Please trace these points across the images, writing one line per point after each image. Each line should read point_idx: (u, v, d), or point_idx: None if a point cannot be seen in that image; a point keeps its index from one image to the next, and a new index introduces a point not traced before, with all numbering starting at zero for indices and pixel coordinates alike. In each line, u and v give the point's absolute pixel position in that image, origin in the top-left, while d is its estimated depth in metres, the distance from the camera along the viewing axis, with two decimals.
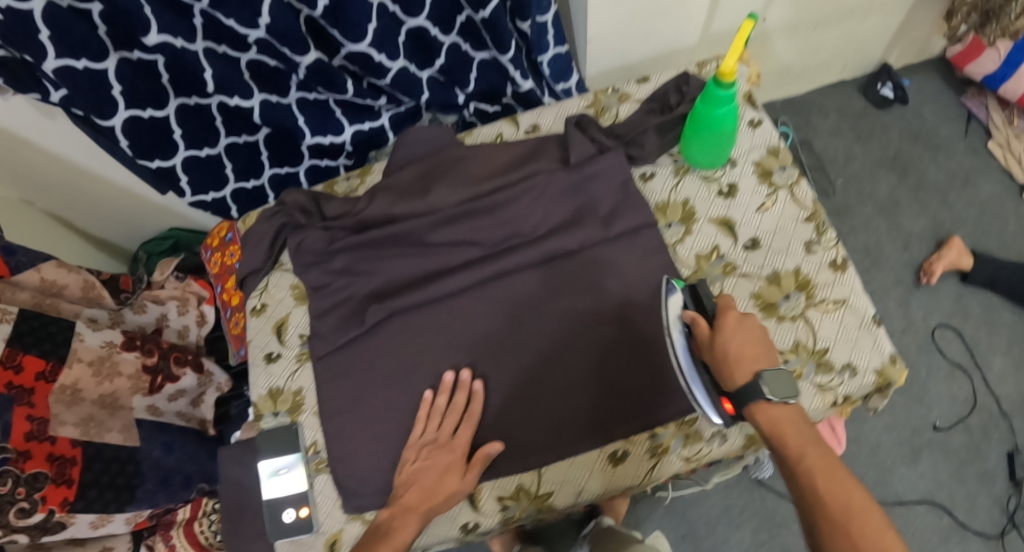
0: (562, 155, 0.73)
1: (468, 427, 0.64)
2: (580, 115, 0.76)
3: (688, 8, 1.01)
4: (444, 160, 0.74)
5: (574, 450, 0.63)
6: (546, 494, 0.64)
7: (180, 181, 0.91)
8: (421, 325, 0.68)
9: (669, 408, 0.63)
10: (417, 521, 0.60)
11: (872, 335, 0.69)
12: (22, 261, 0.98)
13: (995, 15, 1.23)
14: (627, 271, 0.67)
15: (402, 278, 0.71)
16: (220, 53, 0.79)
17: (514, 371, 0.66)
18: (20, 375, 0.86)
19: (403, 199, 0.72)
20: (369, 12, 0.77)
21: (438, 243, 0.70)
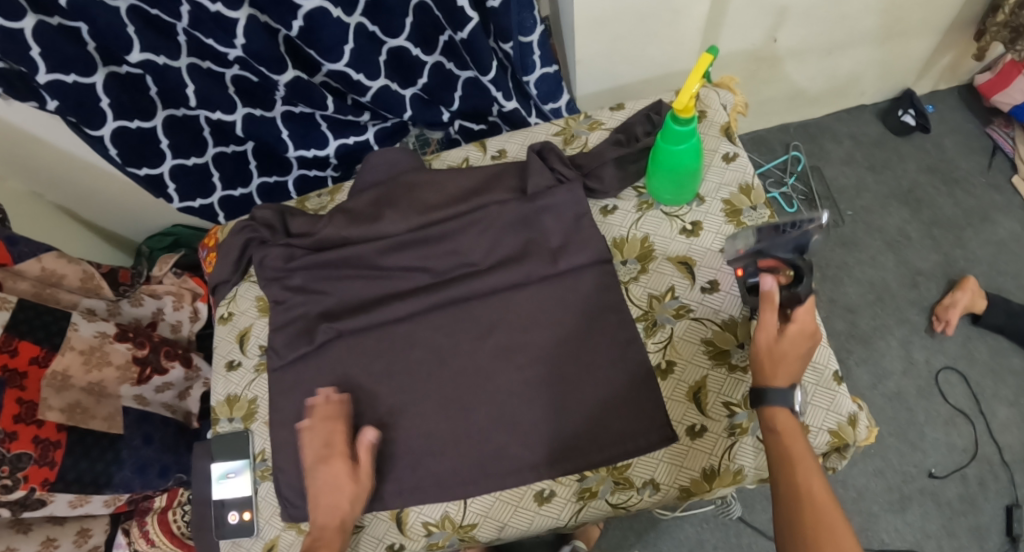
0: (519, 184, 0.73)
1: (338, 429, 0.64)
2: (543, 143, 0.75)
3: (682, 32, 0.99)
4: (400, 186, 0.76)
5: (497, 484, 0.64)
6: (469, 525, 0.64)
7: (168, 188, 0.94)
8: (365, 347, 0.70)
9: (596, 452, 0.63)
10: (337, 540, 0.59)
11: (830, 394, 0.71)
12: (24, 251, 1.03)
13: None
14: (567, 305, 0.69)
15: (354, 301, 0.73)
16: (205, 69, 0.82)
17: (447, 400, 0.67)
18: (14, 358, 0.92)
19: (362, 222, 0.74)
20: (345, 34, 0.78)
21: (389, 267, 0.72)
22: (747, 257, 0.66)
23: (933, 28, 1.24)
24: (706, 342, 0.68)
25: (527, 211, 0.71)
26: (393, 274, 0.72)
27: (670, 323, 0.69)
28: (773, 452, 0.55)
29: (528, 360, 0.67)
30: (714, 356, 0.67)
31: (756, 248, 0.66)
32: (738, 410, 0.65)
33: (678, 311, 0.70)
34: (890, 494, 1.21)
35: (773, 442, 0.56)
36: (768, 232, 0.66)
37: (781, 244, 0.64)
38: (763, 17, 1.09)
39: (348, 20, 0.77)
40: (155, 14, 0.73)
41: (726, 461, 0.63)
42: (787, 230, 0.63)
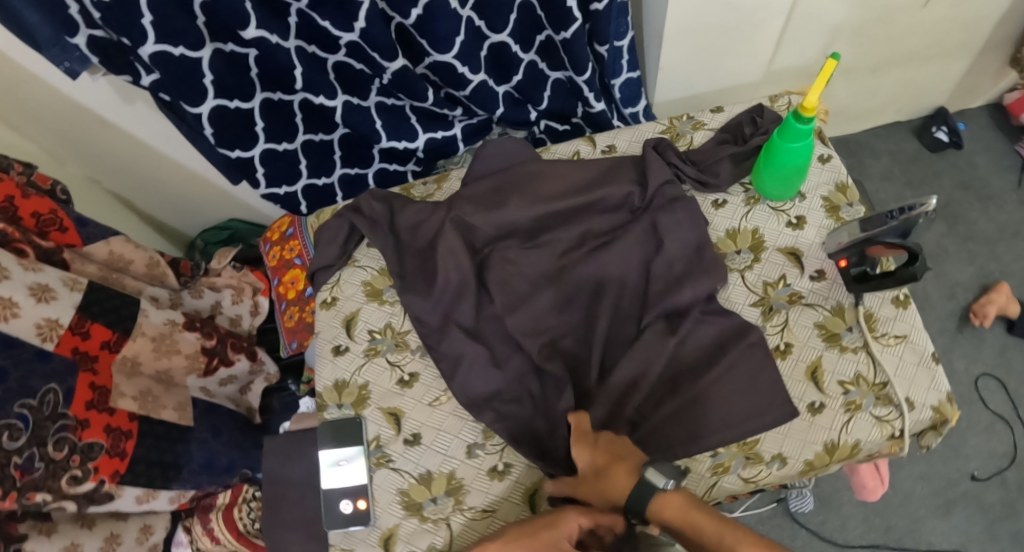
0: (637, 177, 0.77)
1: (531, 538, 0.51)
2: (659, 139, 0.80)
3: (759, 42, 1.04)
4: (516, 175, 0.78)
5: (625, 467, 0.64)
6: None
7: (256, 172, 0.94)
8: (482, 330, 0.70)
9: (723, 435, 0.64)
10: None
11: (930, 373, 0.70)
12: (93, 234, 1.02)
13: None
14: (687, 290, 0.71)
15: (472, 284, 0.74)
16: (310, 52, 0.82)
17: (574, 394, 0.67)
18: (87, 341, 0.89)
19: (481, 208, 0.76)
20: (458, 27, 0.80)
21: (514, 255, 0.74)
22: (852, 248, 0.71)
23: (970, 49, 1.32)
24: (819, 326, 0.71)
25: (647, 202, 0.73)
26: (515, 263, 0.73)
27: (785, 309, 0.72)
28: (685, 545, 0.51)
29: (656, 354, 0.68)
30: (827, 338, 0.71)
31: (863, 238, 0.70)
32: (852, 388, 0.68)
33: (791, 298, 0.73)
34: (936, 498, 1.24)
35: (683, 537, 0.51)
36: (871, 222, 0.70)
37: (889, 230, 0.68)
38: (818, 38, 1.13)
39: (461, 13, 0.79)
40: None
41: (845, 435, 0.66)
42: (891, 218, 0.67)
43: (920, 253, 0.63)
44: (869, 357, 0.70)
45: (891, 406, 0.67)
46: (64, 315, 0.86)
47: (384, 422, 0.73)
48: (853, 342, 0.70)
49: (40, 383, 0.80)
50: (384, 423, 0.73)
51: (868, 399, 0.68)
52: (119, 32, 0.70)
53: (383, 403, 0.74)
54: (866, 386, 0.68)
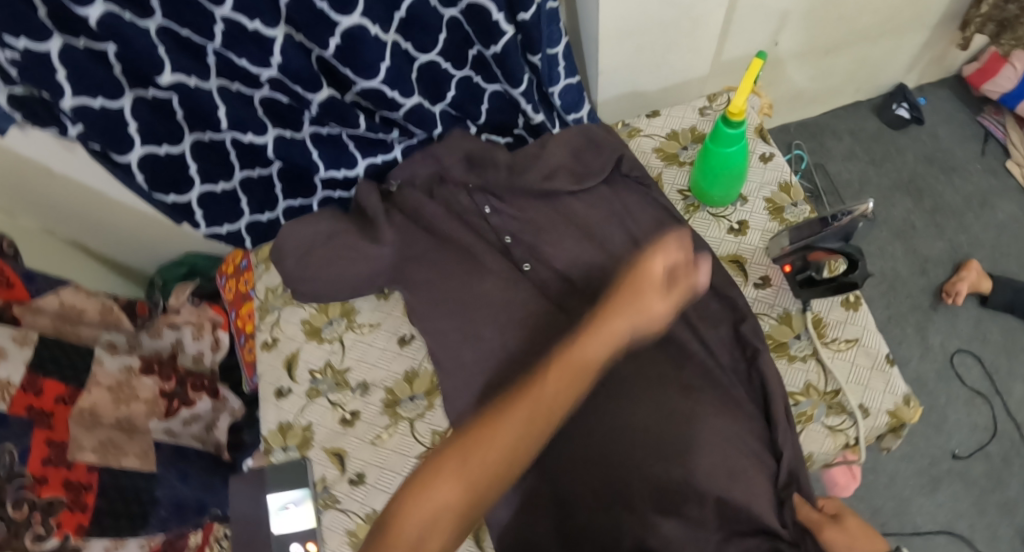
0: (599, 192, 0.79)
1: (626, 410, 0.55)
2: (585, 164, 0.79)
3: (702, 38, 1.04)
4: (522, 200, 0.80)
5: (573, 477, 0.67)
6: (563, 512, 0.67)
7: (195, 214, 0.92)
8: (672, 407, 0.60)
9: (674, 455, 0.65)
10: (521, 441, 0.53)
11: (885, 376, 0.69)
12: (41, 287, 1.02)
13: (1011, 26, 1.21)
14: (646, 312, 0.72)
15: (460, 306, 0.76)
16: (234, 91, 0.81)
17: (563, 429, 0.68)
18: (41, 399, 0.89)
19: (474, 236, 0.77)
20: (382, 53, 0.79)
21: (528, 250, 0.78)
22: (796, 252, 0.68)
23: (921, 24, 1.30)
24: (765, 336, 0.72)
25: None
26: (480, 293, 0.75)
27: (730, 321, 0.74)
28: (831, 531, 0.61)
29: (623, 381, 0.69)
30: (774, 348, 0.71)
31: (802, 243, 0.68)
32: (802, 399, 0.68)
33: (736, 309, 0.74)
34: (921, 478, 1.23)
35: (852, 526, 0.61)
36: (810, 228, 0.69)
37: (828, 236, 0.67)
38: (760, 26, 1.11)
39: (385, 38, 0.78)
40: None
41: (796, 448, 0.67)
42: (831, 222, 0.66)
43: (860, 259, 0.64)
44: (818, 366, 0.70)
45: (847, 416, 0.67)
46: (15, 374, 0.86)
47: (329, 464, 0.73)
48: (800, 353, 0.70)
49: None
50: (330, 465, 0.73)
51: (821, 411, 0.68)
52: (37, 84, 0.69)
53: (328, 444, 0.74)
54: (817, 396, 0.68)
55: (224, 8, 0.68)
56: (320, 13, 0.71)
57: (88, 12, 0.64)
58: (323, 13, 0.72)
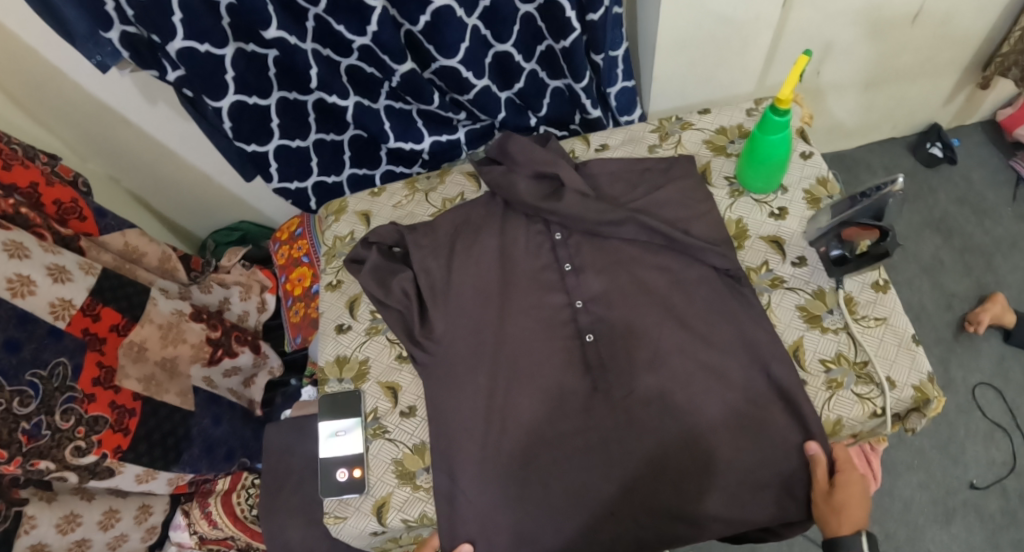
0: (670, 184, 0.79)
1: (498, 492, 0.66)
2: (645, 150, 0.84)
3: (749, 57, 1.11)
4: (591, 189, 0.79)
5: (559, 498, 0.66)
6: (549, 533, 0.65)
7: (270, 166, 0.98)
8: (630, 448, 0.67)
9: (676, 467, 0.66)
10: None
11: (912, 353, 0.70)
12: (110, 224, 1.08)
13: None
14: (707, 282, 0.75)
15: (494, 299, 0.74)
16: (325, 55, 0.88)
17: (561, 447, 0.67)
18: (97, 324, 0.94)
19: (524, 240, 0.77)
20: (463, 33, 0.86)
21: (582, 285, 0.73)
22: (830, 230, 0.72)
23: (954, 67, 1.38)
24: (800, 309, 0.73)
25: (642, 200, 0.78)
26: (520, 294, 0.74)
27: (767, 291, 0.75)
28: None
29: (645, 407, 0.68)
30: (808, 320, 0.73)
31: (837, 221, 0.71)
32: (834, 366, 0.70)
33: (773, 282, 0.75)
34: (935, 506, 1.24)
35: None
36: (844, 206, 0.71)
37: (861, 211, 0.69)
38: (792, 45, 1.20)
39: (467, 21, 0.86)
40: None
41: (826, 411, 0.68)
42: (864, 197, 0.69)
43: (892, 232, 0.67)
44: (849, 337, 0.71)
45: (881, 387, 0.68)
46: (77, 296, 0.91)
47: (381, 396, 0.75)
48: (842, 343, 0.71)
49: (51, 356, 0.86)
50: (381, 397, 0.76)
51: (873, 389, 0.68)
52: (153, 28, 0.78)
53: (382, 378, 0.77)
54: (847, 365, 0.70)
55: None
56: None
57: None
58: None
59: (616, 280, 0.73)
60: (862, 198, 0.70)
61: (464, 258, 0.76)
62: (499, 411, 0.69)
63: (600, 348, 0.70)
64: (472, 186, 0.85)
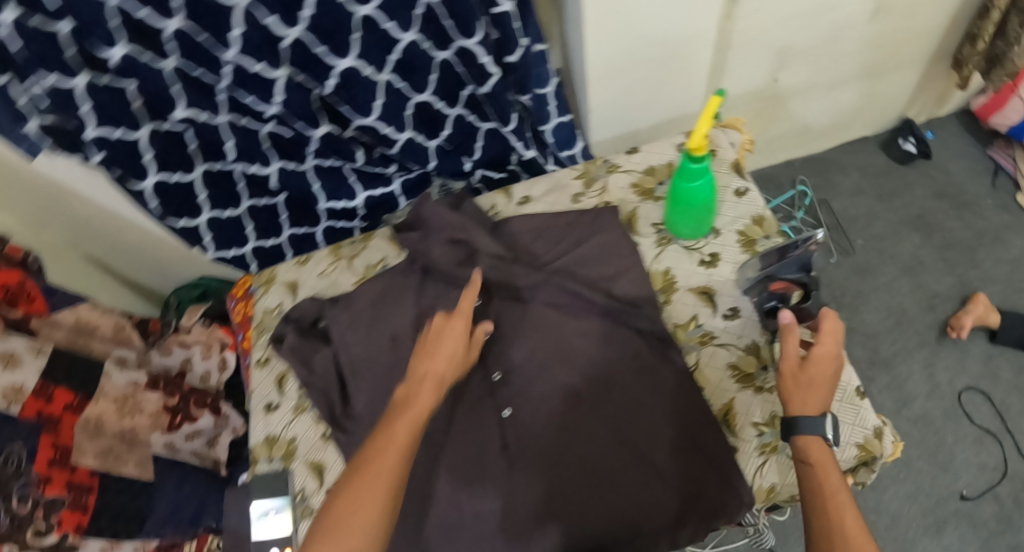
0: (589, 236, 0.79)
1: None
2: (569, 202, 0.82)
3: (690, 79, 1.08)
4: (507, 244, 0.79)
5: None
6: None
7: (203, 239, 0.99)
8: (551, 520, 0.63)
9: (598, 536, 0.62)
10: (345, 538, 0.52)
11: (854, 408, 0.68)
12: (60, 300, 1.09)
13: (1001, 60, 1.22)
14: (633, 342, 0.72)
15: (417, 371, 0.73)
16: (242, 124, 0.87)
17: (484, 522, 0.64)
18: (50, 405, 0.95)
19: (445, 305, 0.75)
20: (375, 91, 0.87)
21: (502, 353, 0.72)
22: (758, 283, 0.69)
23: (920, 60, 1.32)
24: (732, 367, 0.69)
25: (562, 262, 0.77)
26: None
27: (697, 350, 0.71)
28: (808, 485, 0.56)
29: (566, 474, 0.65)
30: (740, 380, 0.69)
31: (764, 275, 0.68)
32: (767, 430, 0.66)
33: (703, 338, 0.71)
34: (925, 518, 1.18)
35: (808, 478, 0.56)
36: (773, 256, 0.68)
37: (787, 265, 0.67)
38: (741, 59, 1.18)
39: (378, 77, 0.85)
40: (202, 40, 0.75)
41: (758, 480, 0.64)
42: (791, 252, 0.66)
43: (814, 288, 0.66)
44: None
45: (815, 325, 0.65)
46: (28, 379, 0.93)
47: (309, 474, 0.75)
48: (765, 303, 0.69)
49: (5, 442, 0.86)
50: (309, 475, 0.75)
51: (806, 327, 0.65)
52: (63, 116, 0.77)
53: (310, 456, 0.77)
54: (783, 427, 0.65)
55: (232, 51, 0.76)
56: (317, 57, 0.80)
57: (112, 54, 0.73)
58: (321, 56, 0.80)
59: (539, 344, 0.71)
60: (789, 252, 0.66)
61: (387, 330, 0.76)
62: (421, 486, 0.67)
63: (520, 418, 0.68)
64: (394, 251, 0.86)
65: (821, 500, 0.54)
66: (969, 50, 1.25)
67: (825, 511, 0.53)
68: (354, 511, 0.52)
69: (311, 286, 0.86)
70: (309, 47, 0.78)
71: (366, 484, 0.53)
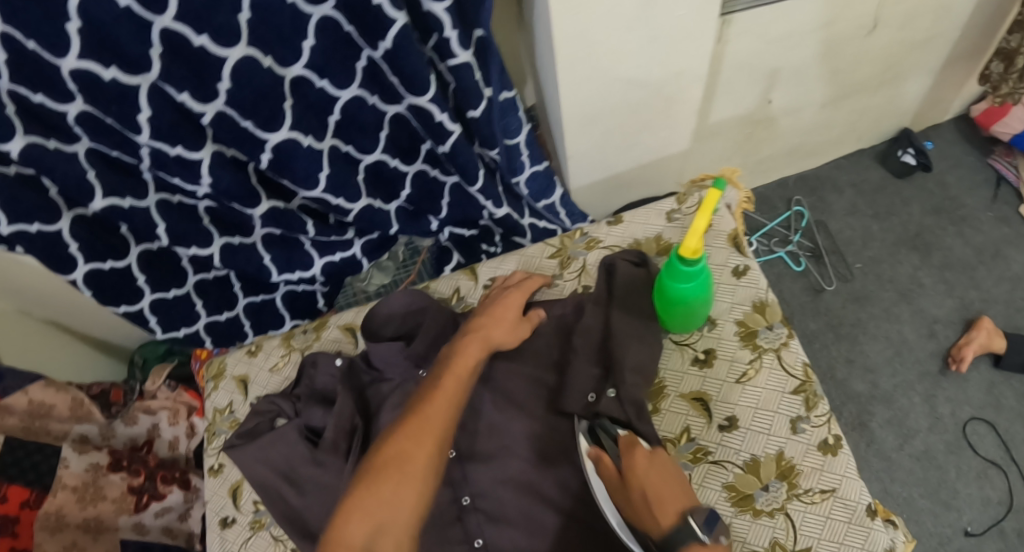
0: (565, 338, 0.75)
1: None
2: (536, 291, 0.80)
3: (677, 117, 0.98)
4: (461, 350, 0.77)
5: None
6: None
7: (149, 321, 0.94)
8: None
9: None
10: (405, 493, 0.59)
11: (864, 532, 0.61)
12: (10, 385, 1.01)
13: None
14: None
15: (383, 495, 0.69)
16: (175, 202, 0.83)
17: None
18: (5, 505, 0.89)
19: None
20: (318, 163, 0.80)
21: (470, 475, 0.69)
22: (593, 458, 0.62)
23: (924, 70, 1.25)
24: (728, 488, 0.65)
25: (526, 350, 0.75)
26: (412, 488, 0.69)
27: (689, 469, 0.67)
28: None
29: None
30: (737, 502, 0.64)
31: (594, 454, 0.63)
32: None
33: (696, 455, 0.67)
34: None
35: None
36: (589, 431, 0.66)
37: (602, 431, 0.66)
38: (733, 84, 1.08)
39: (321, 145, 0.79)
40: (109, 121, 0.68)
41: None
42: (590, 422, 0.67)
43: (603, 422, 0.66)
44: (787, 520, 0.63)
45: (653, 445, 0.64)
46: None
47: None
48: (586, 446, 0.64)
49: None
50: None
51: (607, 440, 0.65)
52: None
53: None
54: None
55: (143, 136, 0.69)
56: (246, 131, 0.72)
57: (10, 146, 0.66)
58: (250, 131, 0.72)
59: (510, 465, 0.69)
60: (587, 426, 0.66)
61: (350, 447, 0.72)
62: None
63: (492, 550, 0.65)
64: (350, 343, 0.84)
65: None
66: (1004, 69, 1.18)
67: None
68: (392, 505, 0.58)
69: (262, 384, 0.83)
70: (235, 121, 0.70)
71: (404, 472, 0.59)
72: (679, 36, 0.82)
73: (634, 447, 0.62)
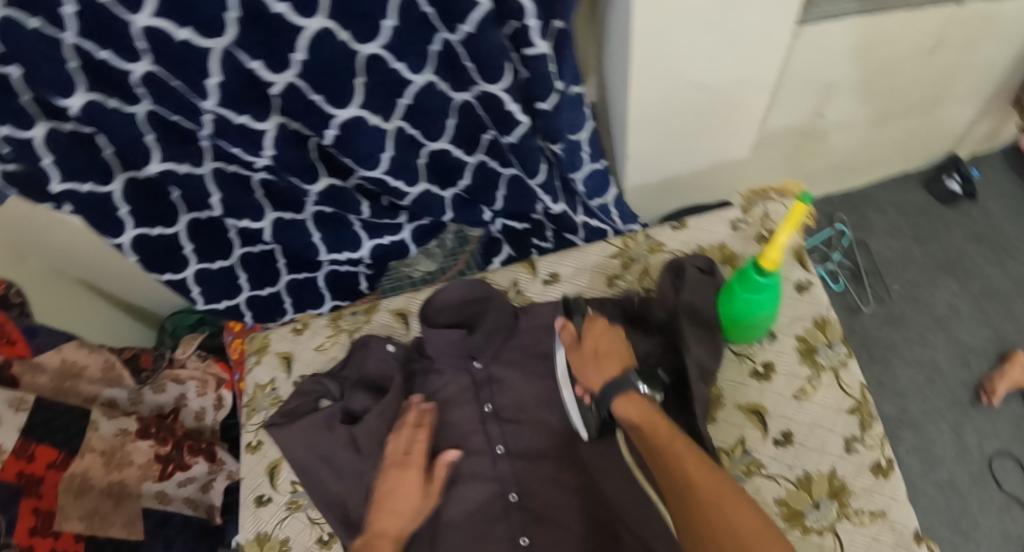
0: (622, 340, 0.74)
1: None
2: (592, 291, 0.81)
3: (737, 124, 0.97)
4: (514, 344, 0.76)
5: None
6: None
7: (191, 291, 0.95)
8: None
9: None
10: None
11: None
12: (43, 343, 0.99)
13: None
14: None
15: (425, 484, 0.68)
16: (230, 171, 0.82)
17: None
18: (33, 463, 0.85)
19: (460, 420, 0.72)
20: (382, 144, 0.79)
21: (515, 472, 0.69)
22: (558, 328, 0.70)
23: (978, 97, 1.24)
24: (779, 503, 0.64)
25: None
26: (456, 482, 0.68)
27: (741, 481, 0.66)
28: (646, 447, 0.58)
29: None
30: (788, 518, 0.63)
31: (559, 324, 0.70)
32: None
33: (749, 468, 0.66)
34: None
35: (645, 444, 0.58)
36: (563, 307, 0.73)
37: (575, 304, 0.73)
38: (791, 95, 1.07)
39: (386, 126, 0.77)
40: (174, 85, 0.67)
41: None
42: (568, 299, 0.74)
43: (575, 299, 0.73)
44: (836, 540, 0.62)
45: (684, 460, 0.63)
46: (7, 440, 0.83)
47: None
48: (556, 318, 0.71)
49: None
50: None
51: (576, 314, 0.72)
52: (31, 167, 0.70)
53: None
54: None
55: (210, 102, 0.68)
56: (314, 105, 0.71)
57: (71, 103, 0.65)
58: (318, 104, 0.71)
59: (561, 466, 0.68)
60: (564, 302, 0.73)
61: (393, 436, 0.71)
62: None
63: None
64: (401, 328, 0.84)
65: (669, 457, 0.56)
66: None
67: (670, 467, 0.55)
68: None
69: (305, 362, 0.83)
70: (304, 93, 0.69)
71: None
72: (755, 43, 0.81)
73: (595, 320, 0.68)
